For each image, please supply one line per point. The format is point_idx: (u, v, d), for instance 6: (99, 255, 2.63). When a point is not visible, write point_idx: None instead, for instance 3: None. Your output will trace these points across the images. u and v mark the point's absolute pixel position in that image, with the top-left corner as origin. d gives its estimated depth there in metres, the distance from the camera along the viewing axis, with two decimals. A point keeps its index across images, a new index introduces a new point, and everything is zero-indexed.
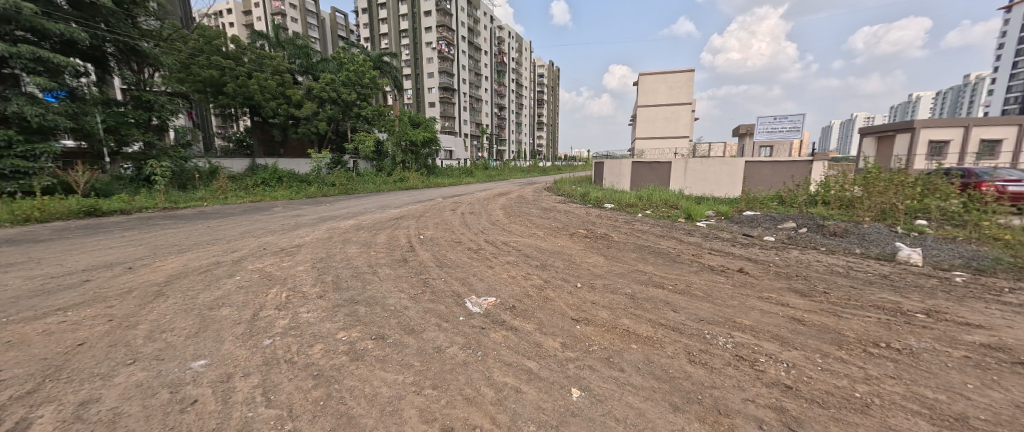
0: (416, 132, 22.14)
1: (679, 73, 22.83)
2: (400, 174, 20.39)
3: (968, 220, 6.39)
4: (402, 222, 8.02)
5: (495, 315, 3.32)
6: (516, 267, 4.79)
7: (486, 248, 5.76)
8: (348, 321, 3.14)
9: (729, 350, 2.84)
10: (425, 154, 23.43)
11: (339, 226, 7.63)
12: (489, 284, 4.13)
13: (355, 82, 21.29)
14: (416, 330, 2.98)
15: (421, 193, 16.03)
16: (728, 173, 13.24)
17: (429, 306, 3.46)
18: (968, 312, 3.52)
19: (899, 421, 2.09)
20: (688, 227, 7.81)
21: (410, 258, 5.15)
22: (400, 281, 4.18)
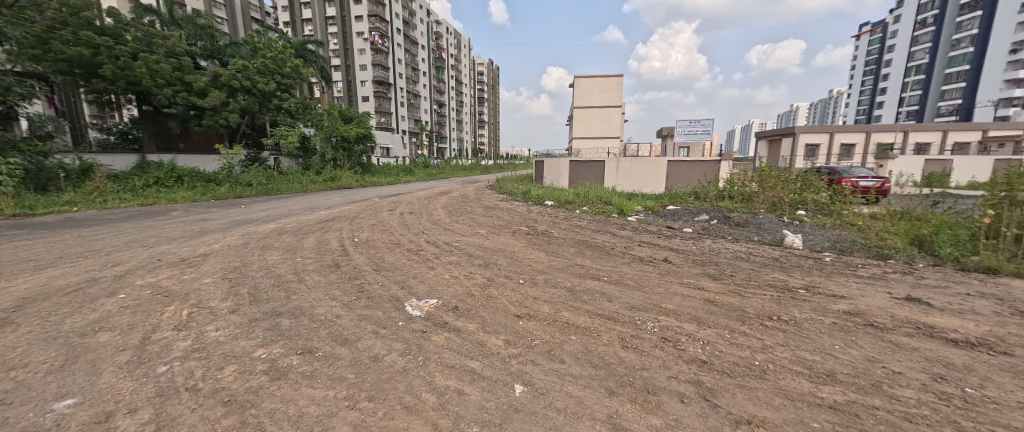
0: (349, 128, 21.28)
1: (610, 77, 24.30)
2: (331, 172, 19.09)
3: (833, 209, 7.73)
4: (333, 225, 7.50)
5: (436, 317, 3.29)
6: (458, 266, 4.77)
7: (426, 248, 5.65)
8: (267, 336, 2.89)
9: (655, 333, 3.12)
10: (359, 151, 22.44)
11: (257, 230, 6.93)
12: (430, 285, 4.08)
13: (273, 71, 19.35)
14: (350, 340, 2.85)
15: (355, 192, 15.21)
16: (653, 171, 14.41)
17: (365, 313, 3.32)
18: (836, 285, 4.27)
19: (787, 381, 2.48)
20: (620, 221, 8.38)
21: (343, 263, 4.87)
22: (332, 288, 3.93)
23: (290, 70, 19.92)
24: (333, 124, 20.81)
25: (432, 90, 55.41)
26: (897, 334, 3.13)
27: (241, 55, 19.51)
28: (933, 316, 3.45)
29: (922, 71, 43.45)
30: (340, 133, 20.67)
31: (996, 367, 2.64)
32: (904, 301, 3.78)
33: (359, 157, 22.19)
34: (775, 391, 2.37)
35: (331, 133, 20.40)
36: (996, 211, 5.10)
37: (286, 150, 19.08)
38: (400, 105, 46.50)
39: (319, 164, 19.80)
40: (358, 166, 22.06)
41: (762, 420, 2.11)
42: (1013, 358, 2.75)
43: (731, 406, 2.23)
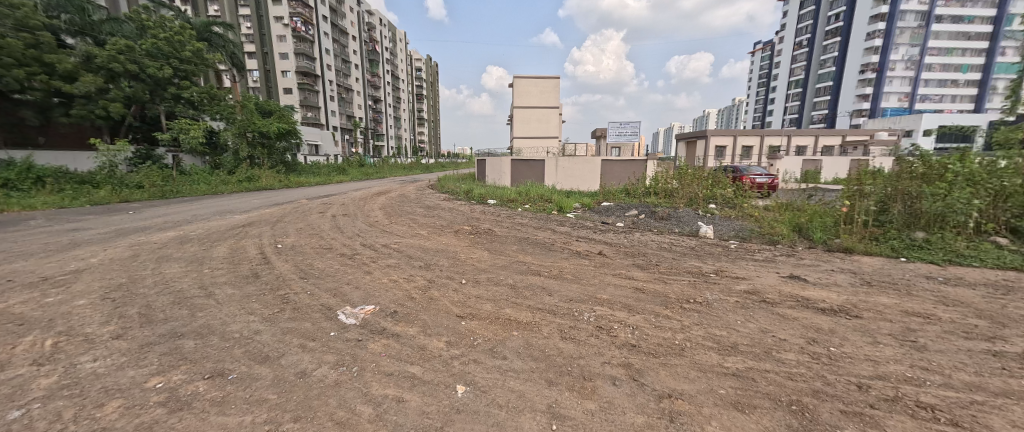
0: (268, 123, 19.35)
1: (547, 79, 25.09)
2: (247, 172, 17.29)
3: (736, 202, 8.84)
4: (250, 231, 6.80)
5: (373, 324, 3.17)
6: (397, 269, 4.63)
7: (362, 252, 5.39)
8: (166, 362, 2.57)
9: (591, 323, 3.32)
10: (281, 148, 20.78)
11: (151, 240, 6.06)
12: (366, 291, 3.90)
13: (168, 54, 16.96)
14: (271, 357, 2.63)
15: (276, 193, 14.08)
16: (589, 170, 15.14)
17: (291, 326, 3.09)
18: (740, 269, 4.89)
19: (701, 356, 2.80)
20: (559, 218, 8.71)
21: (263, 272, 4.45)
22: (250, 301, 3.58)
23: (191, 55, 17.60)
24: (248, 118, 18.66)
25: (365, 85, 52.59)
26: (785, 307, 3.69)
27: (122, 33, 16.57)
28: (812, 290, 4.12)
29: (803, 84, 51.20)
30: (258, 129, 18.86)
31: (854, 328, 3.23)
32: (790, 279, 4.46)
33: (281, 155, 20.54)
34: (691, 366, 2.67)
35: (246, 128, 18.37)
36: (851, 201, 6.27)
37: (188, 146, 16.83)
38: (329, 100, 43.47)
39: (232, 163, 17.85)
40: (280, 164, 20.41)
41: (681, 393, 2.37)
42: (865, 319, 3.40)
43: (655, 384, 2.46)
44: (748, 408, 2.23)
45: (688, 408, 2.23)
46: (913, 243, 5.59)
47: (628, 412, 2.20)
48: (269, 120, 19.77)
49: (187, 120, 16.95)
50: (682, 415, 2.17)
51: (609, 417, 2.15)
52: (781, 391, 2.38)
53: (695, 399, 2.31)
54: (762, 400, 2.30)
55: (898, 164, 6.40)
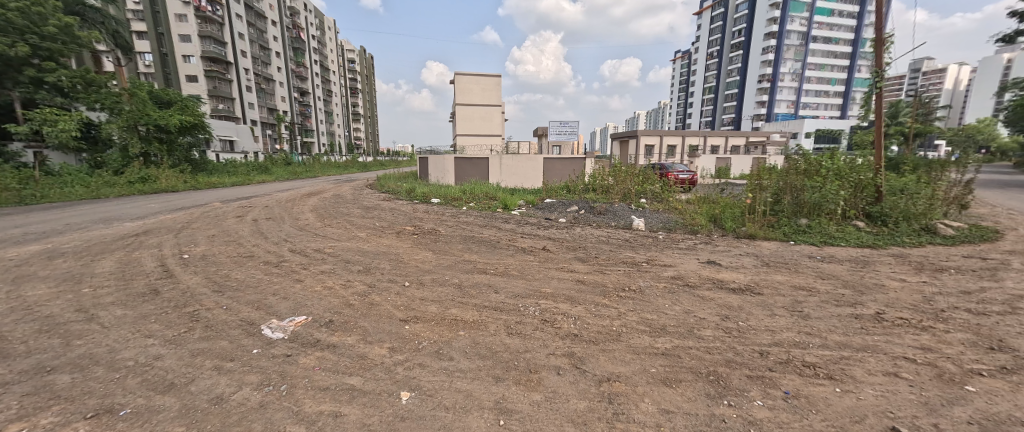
0: (167, 115, 16.80)
1: (489, 77, 25.17)
2: (140, 171, 15.04)
3: (664, 196, 9.63)
4: (146, 240, 5.96)
5: (305, 337, 2.96)
6: (333, 276, 4.37)
7: (290, 259, 4.98)
8: (32, 404, 2.16)
9: (536, 316, 3.43)
10: (185, 144, 18.25)
11: (8, 256, 5.07)
12: (296, 301, 3.64)
13: (21, 29, 14.04)
14: (179, 384, 2.35)
15: (179, 196, 12.49)
16: (532, 168, 15.44)
17: (203, 347, 2.78)
18: (668, 257, 5.35)
19: (635, 339, 3.04)
20: (504, 216, 8.81)
21: (164, 289, 3.92)
22: (150, 323, 3.15)
23: (54, 31, 14.76)
24: (139, 108, 16.04)
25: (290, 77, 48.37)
26: (704, 289, 4.11)
27: None
28: (727, 273, 4.64)
29: (717, 88, 57.00)
30: (152, 121, 16.22)
31: (758, 304, 3.71)
32: (709, 264, 4.98)
33: (184, 152, 18.02)
34: (626, 350, 2.87)
35: (136, 120, 15.73)
36: (753, 194, 7.20)
37: (56, 142, 14.17)
38: (246, 91, 39.17)
39: (118, 162, 15.33)
40: (183, 163, 17.97)
41: (618, 376, 2.54)
42: (768, 296, 3.91)
43: (595, 370, 2.61)
44: (674, 383, 2.46)
45: (624, 389, 2.40)
46: (799, 228, 6.57)
47: (571, 399, 2.31)
48: (167, 112, 17.16)
49: (53, 110, 14.30)
50: (619, 396, 2.34)
51: (554, 406, 2.24)
52: (701, 365, 2.66)
53: (630, 380, 2.50)
54: (686, 374, 2.56)
55: (788, 161, 7.48)
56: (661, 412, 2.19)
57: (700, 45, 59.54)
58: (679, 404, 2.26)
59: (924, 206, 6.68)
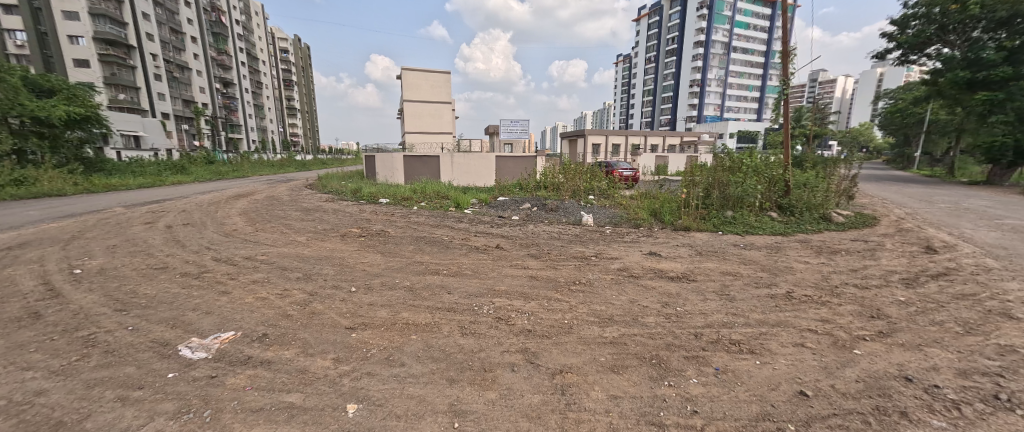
0: (48, 105, 14.62)
1: (438, 74, 24.67)
2: (14, 172, 12.81)
3: (611, 192, 10.05)
4: (23, 254, 5.06)
5: (232, 354, 2.68)
6: (266, 285, 4.00)
7: (214, 269, 4.49)
8: None
9: (490, 315, 3.40)
10: (74, 139, 15.84)
11: None
12: (222, 316, 3.28)
13: None
14: (72, 421, 2.01)
15: (70, 200, 10.83)
16: (484, 166, 15.36)
17: (102, 376, 2.40)
18: (615, 250, 5.57)
19: (585, 330, 3.13)
20: (456, 215, 8.66)
21: (49, 312, 3.34)
22: (30, 353, 2.66)
23: None
24: (12, 96, 13.66)
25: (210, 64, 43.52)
26: (648, 279, 4.34)
27: None
28: (668, 263, 4.93)
29: (655, 91, 60.72)
30: (29, 112, 13.86)
31: (695, 291, 3.99)
32: (652, 256, 5.27)
33: (73, 149, 15.62)
34: (577, 341, 2.94)
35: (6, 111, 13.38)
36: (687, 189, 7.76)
37: None
38: (155, 80, 34.44)
39: None
40: (72, 161, 15.61)
41: (570, 367, 2.60)
42: (704, 283, 4.22)
43: (547, 363, 2.64)
44: (622, 369, 2.56)
45: (575, 379, 2.46)
46: (726, 219, 7.21)
47: (525, 393, 2.31)
48: (48, 101, 14.91)
49: None
50: (571, 386, 2.39)
51: (508, 403, 2.23)
52: (645, 350, 2.80)
53: (581, 371, 2.56)
54: (632, 360, 2.68)
55: (716, 159, 8.18)
56: (610, 398, 2.27)
57: (640, 49, 63.01)
58: (626, 389, 2.35)
59: (819, 197, 7.64)
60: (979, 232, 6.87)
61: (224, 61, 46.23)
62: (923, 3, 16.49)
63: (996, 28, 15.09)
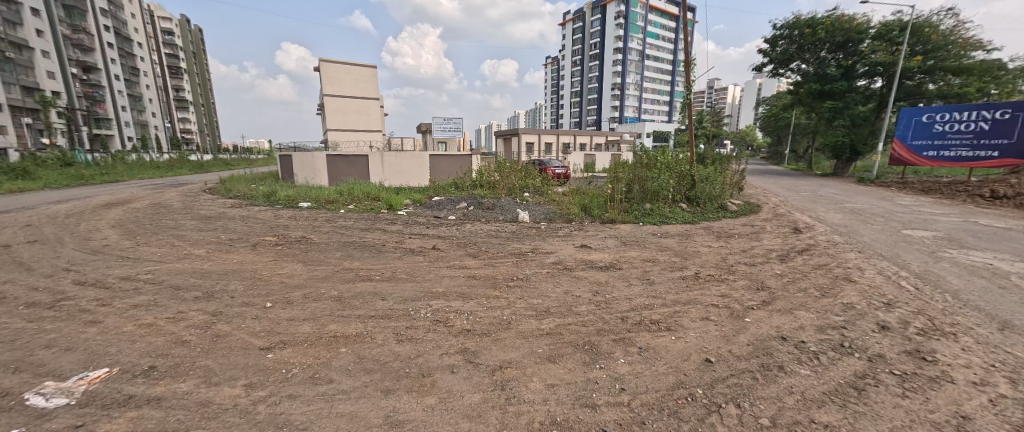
0: None
1: (363, 69, 23.33)
2: None
3: (545, 190, 10.41)
4: None
5: (107, 395, 2.23)
6: (155, 309, 3.44)
7: (78, 297, 3.73)
8: None
9: (427, 318, 3.33)
10: None
11: None
12: (91, 350, 2.73)
13: None
14: None
15: None
16: (418, 165, 14.91)
17: None
18: (550, 245, 5.80)
19: (523, 325, 3.21)
20: (388, 217, 8.29)
21: None
22: None
23: None
24: None
25: (61, 43, 34.30)
26: (580, 270, 4.59)
27: None
28: (597, 254, 5.25)
29: (581, 92, 63.93)
30: None
31: (620, 278, 4.32)
32: (583, 248, 5.58)
33: None
34: (515, 335, 3.02)
35: None
36: (612, 184, 8.35)
37: None
38: None
39: None
40: None
41: (509, 362, 2.65)
42: (628, 271, 4.57)
43: (487, 360, 2.67)
44: (557, 358, 2.69)
45: (514, 373, 2.52)
46: (645, 211, 7.89)
47: (465, 394, 2.31)
48: None
49: None
50: (511, 380, 2.45)
51: (447, 406, 2.21)
52: (579, 338, 2.97)
53: (520, 364, 2.63)
54: (567, 348, 2.82)
55: (635, 157, 8.88)
56: (547, 387, 2.37)
57: (566, 52, 65.76)
58: (562, 377, 2.47)
59: (718, 189, 8.75)
60: (831, 214, 8.45)
61: (81, 41, 37.33)
62: (787, 25, 19.56)
63: (837, 50, 18.58)
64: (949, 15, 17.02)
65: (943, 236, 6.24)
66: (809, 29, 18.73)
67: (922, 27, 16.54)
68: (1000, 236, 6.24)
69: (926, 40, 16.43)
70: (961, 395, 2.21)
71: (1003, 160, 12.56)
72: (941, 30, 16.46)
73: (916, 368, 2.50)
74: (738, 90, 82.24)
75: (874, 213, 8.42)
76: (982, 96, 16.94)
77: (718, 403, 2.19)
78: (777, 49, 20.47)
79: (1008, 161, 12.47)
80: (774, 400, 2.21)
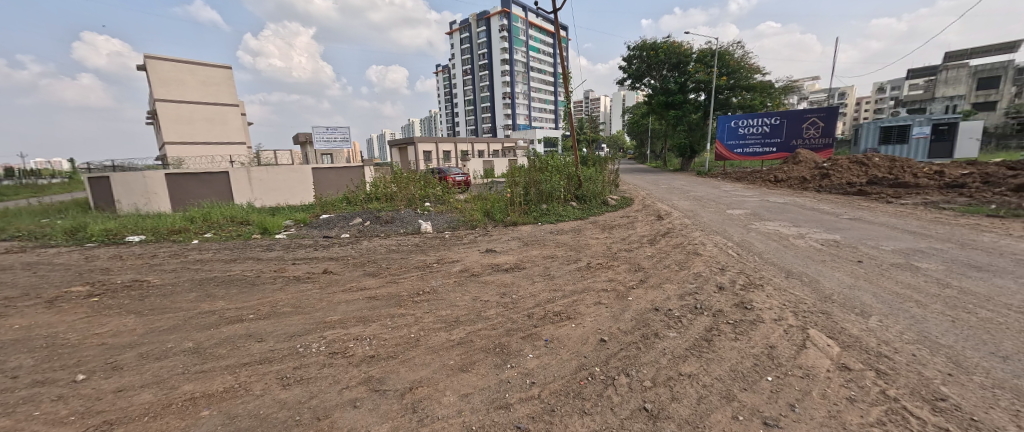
0: None
1: (212, 69, 20.04)
2: None
3: (446, 198, 10.25)
4: None
5: None
6: None
7: None
8: None
9: (320, 352, 2.95)
10: None
11: None
12: None
13: None
14: None
15: None
16: (298, 180, 13.28)
17: None
18: (455, 253, 5.73)
19: (433, 339, 3.10)
20: (263, 243, 7.16)
21: None
22: None
23: None
24: None
25: None
26: (487, 275, 4.63)
27: None
28: (502, 257, 5.38)
29: (473, 100, 65.18)
30: None
31: (523, 277, 4.51)
32: (488, 253, 5.66)
33: None
34: (425, 352, 2.89)
35: None
36: (511, 189, 8.69)
37: None
38: None
39: None
40: None
41: (419, 381, 2.52)
42: (531, 270, 4.78)
43: (395, 385, 2.50)
44: (469, 366, 2.66)
45: (426, 391, 2.41)
46: (542, 212, 8.40)
47: (371, 428, 2.11)
48: None
49: None
50: (422, 399, 2.33)
51: None
52: (489, 342, 2.99)
53: (431, 381, 2.52)
54: (478, 354, 2.81)
55: (529, 161, 9.39)
56: (460, 397, 2.33)
57: (455, 61, 66.21)
58: (474, 384, 2.45)
59: (600, 187, 9.84)
60: (681, 202, 10.20)
61: None
62: (636, 47, 23.10)
63: (673, 70, 22.63)
64: (739, 46, 22.28)
65: (751, 212, 8.07)
66: (653, 51, 22.41)
67: (725, 55, 21.29)
68: (782, 209, 8.35)
69: (727, 64, 21.18)
70: (770, 331, 2.89)
71: (779, 153, 17.05)
72: (736, 58, 21.42)
73: (741, 316, 3.18)
74: (609, 100, 93.96)
75: (709, 199, 10.45)
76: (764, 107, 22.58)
77: (613, 376, 2.44)
78: (632, 66, 23.91)
79: (781, 153, 17.03)
80: (653, 363, 2.56)
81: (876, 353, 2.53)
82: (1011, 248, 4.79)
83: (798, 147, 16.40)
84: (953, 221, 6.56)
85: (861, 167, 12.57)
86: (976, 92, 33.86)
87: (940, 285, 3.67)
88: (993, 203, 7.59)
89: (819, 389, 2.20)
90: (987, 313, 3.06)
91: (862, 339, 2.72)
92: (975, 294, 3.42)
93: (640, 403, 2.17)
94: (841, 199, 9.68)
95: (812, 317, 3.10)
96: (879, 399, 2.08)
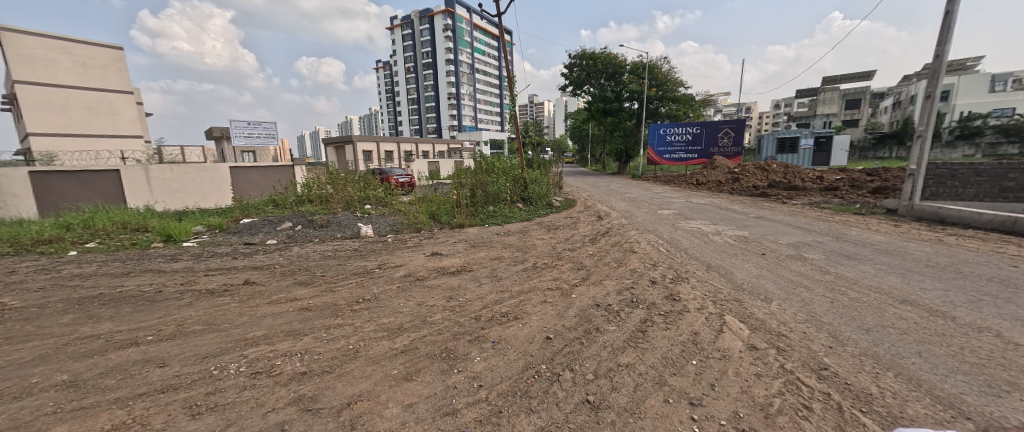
0: None
1: (92, 50, 17.17)
2: None
3: (388, 200, 9.84)
4: None
5: None
6: None
7: None
8: None
9: (242, 373, 2.66)
10: None
11: None
12: None
13: None
14: None
15: None
16: (211, 180, 11.88)
17: None
18: (398, 258, 5.53)
19: (373, 349, 2.95)
20: (167, 252, 6.29)
21: None
22: None
23: None
24: None
25: None
26: (431, 279, 4.55)
27: None
28: (448, 260, 5.33)
29: (415, 100, 63.52)
30: None
31: (470, 279, 4.50)
32: (434, 256, 5.54)
33: None
34: (365, 363, 2.76)
35: None
36: (457, 190, 8.56)
37: None
38: None
39: None
40: None
41: (359, 395, 2.39)
42: (478, 272, 4.78)
43: (330, 402, 2.34)
44: (414, 375, 2.59)
45: (367, 405, 2.30)
46: (489, 213, 8.45)
47: None
48: None
49: None
50: (362, 414, 2.22)
51: None
52: (435, 348, 2.94)
53: (372, 394, 2.41)
54: (424, 361, 2.75)
55: (475, 163, 9.35)
56: (405, 408, 2.26)
57: (396, 58, 63.88)
58: (418, 393, 2.40)
59: (544, 189, 10.18)
60: (618, 203, 10.87)
61: None
62: (577, 56, 24.13)
63: (610, 79, 24.03)
64: (667, 61, 24.27)
65: (677, 212, 8.84)
66: (592, 61, 23.55)
67: (654, 68, 23.09)
68: (702, 209, 9.26)
69: (656, 76, 22.96)
70: (695, 319, 3.22)
71: (700, 159, 18.86)
72: (663, 71, 23.34)
73: (671, 307, 3.49)
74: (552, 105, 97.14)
75: (643, 200, 11.26)
76: (687, 116, 24.85)
77: (557, 372, 2.55)
78: (573, 74, 24.91)
79: (701, 159, 18.84)
80: (595, 357, 2.71)
81: (776, 333, 2.94)
82: (871, 240, 5.83)
83: (716, 154, 18.32)
84: (831, 218, 7.79)
85: (764, 172, 14.39)
86: (846, 111, 40.77)
87: (822, 272, 4.35)
88: (859, 203, 9.17)
89: (733, 368, 2.50)
90: (855, 294, 3.68)
91: (766, 321, 3.14)
92: (846, 278, 4.11)
93: (583, 396, 2.29)
94: (751, 200, 10.98)
95: (727, 305, 3.49)
96: (780, 372, 2.42)
